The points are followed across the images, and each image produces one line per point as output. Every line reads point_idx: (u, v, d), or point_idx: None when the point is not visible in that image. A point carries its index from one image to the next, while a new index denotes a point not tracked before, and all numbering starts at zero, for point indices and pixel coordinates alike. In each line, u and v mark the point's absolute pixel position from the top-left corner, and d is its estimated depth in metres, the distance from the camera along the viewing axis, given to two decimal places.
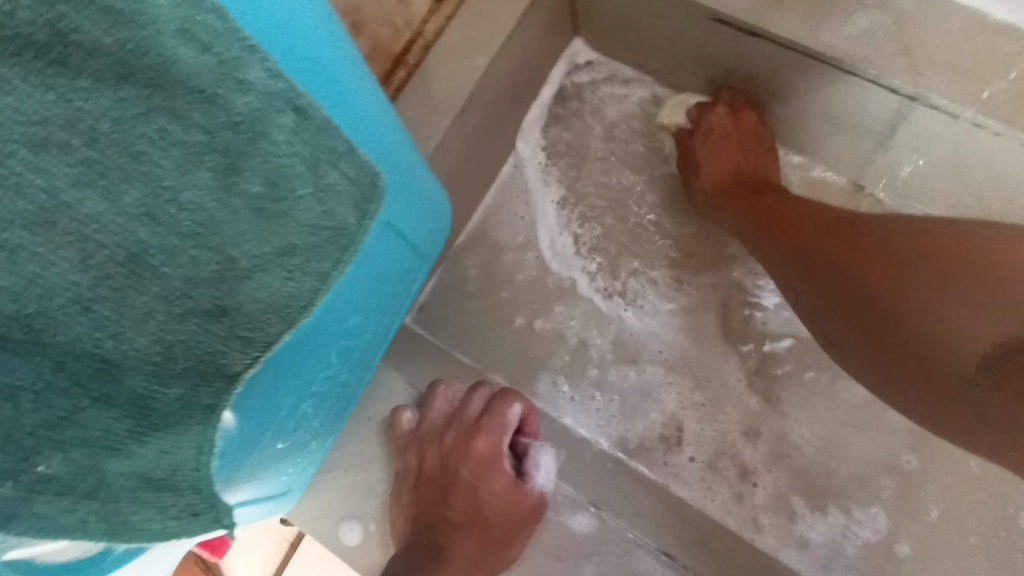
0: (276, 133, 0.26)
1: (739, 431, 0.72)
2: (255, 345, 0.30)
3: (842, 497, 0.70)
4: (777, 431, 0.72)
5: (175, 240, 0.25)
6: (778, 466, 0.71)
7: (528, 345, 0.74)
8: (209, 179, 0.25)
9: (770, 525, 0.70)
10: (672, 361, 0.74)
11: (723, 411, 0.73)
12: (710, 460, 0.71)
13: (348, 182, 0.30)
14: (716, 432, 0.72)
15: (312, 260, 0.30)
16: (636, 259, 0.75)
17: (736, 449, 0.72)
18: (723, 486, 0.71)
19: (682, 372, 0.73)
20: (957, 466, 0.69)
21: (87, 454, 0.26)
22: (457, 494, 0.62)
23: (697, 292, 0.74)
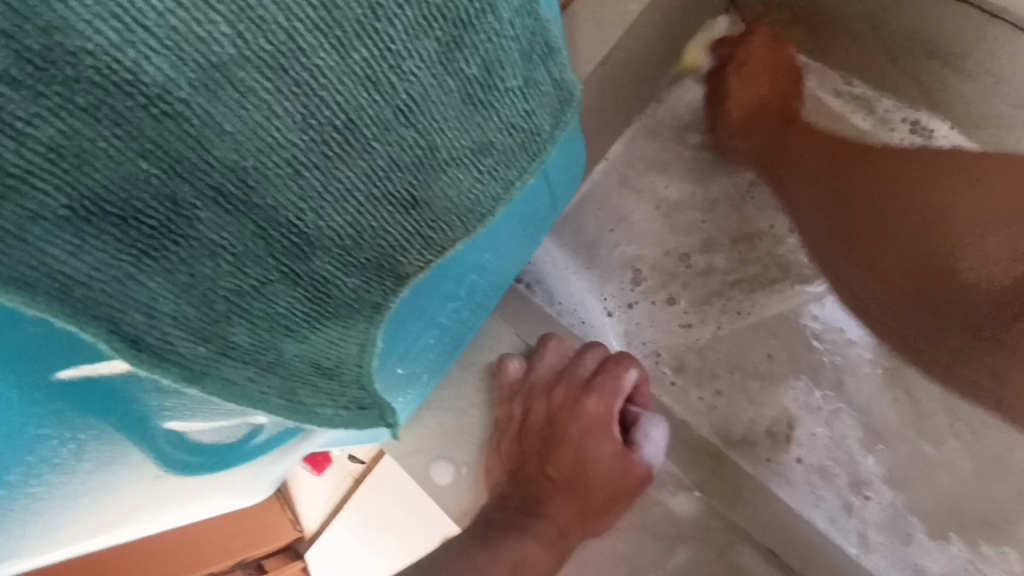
0: (503, 10, 0.24)
1: (858, 438, 0.65)
2: (432, 248, 0.28)
3: (973, 529, 0.62)
4: (908, 446, 0.64)
5: (389, 114, 0.23)
6: (899, 484, 0.64)
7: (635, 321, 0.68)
8: (433, 50, 0.23)
9: (880, 545, 0.63)
10: (795, 356, 0.66)
11: (843, 416, 0.65)
12: (821, 465, 0.65)
13: (553, 83, 0.28)
14: (831, 437, 0.65)
15: (503, 165, 0.28)
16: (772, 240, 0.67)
17: (854, 458, 0.65)
18: (832, 494, 0.64)
19: (805, 366, 0.66)
20: None
21: (270, 329, 0.25)
22: (561, 452, 0.58)
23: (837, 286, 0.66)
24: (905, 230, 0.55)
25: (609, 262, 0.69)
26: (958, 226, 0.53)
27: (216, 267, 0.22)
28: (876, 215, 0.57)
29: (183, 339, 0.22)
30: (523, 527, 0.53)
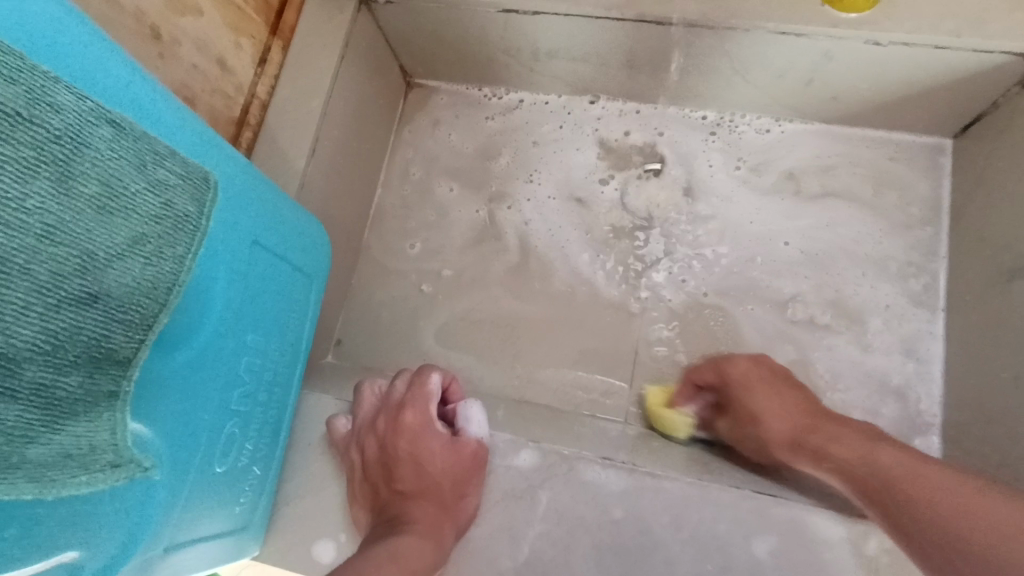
0: (97, 142, 0.33)
1: (696, 232, 0.96)
2: (135, 328, 0.36)
3: (783, 285, 0.92)
4: (724, 219, 0.96)
5: (34, 242, 0.31)
6: (727, 277, 0.93)
7: (573, 178, 1.00)
8: (48, 186, 0.31)
9: (755, 314, 0.91)
10: (642, 170, 0.99)
11: (680, 198, 0.97)
12: (690, 273, 0.94)
13: (179, 177, 0.38)
14: (691, 228, 0.96)
15: (166, 246, 0.37)
16: (597, 113, 1.02)
17: (697, 257, 0.95)
18: (697, 294, 0.93)
19: (632, 178, 0.99)
20: (796, 280, 0.92)
21: (8, 441, 0.30)
22: (401, 466, 0.67)
23: (630, 164, 1.00)
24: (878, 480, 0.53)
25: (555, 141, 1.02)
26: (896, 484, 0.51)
27: None
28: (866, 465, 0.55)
29: None
30: (394, 533, 0.61)
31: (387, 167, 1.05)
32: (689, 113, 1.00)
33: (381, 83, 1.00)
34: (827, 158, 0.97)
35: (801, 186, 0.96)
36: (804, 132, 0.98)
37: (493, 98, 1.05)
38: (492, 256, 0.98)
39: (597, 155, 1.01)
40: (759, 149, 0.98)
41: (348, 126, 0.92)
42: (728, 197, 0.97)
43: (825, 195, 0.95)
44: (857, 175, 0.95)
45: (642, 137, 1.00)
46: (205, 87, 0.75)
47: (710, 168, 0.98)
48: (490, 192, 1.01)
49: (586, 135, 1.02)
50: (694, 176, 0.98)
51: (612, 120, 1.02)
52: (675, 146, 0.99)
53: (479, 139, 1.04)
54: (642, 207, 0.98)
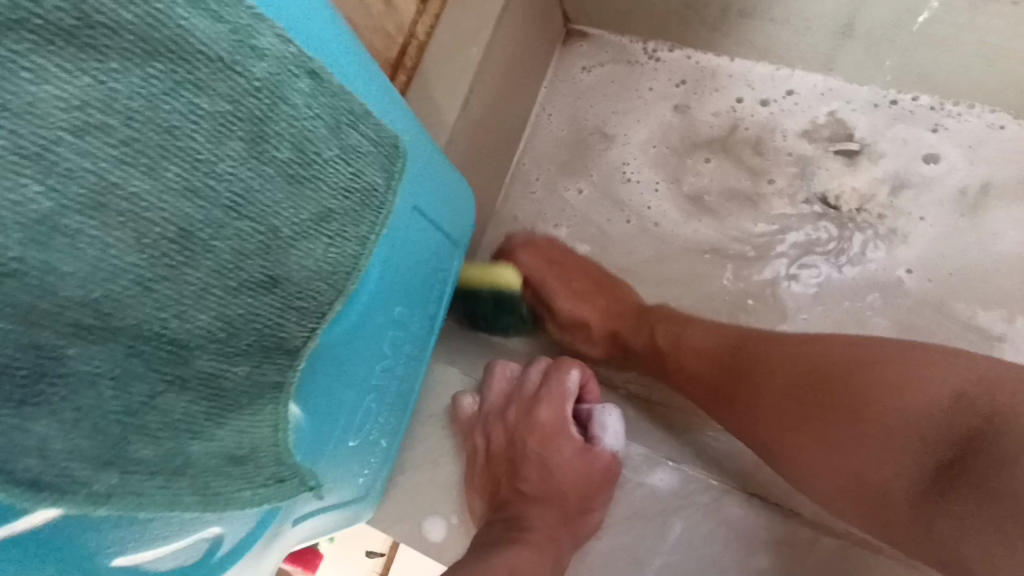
0: (295, 97, 0.27)
1: (881, 239, 0.81)
2: (309, 316, 0.31)
3: (979, 321, 0.78)
4: (920, 231, 0.80)
5: (219, 213, 0.26)
6: (909, 299, 0.80)
7: (743, 159, 0.87)
8: (240, 149, 0.26)
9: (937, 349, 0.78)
10: (829, 159, 0.84)
11: (870, 197, 0.82)
12: (862, 288, 0.81)
13: (372, 143, 0.32)
14: (876, 235, 0.81)
15: (350, 225, 0.31)
16: (783, 86, 0.87)
17: (876, 271, 0.81)
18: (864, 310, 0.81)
19: (813, 167, 0.84)
20: (994, 316, 0.77)
21: (172, 438, 0.27)
22: (527, 466, 0.62)
23: (815, 150, 0.85)
24: (803, 399, 0.52)
25: (723, 112, 0.89)
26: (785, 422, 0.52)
27: (99, 394, 0.24)
28: (733, 382, 0.57)
29: (84, 469, 0.24)
30: (511, 540, 0.57)
31: (531, 123, 0.96)
32: (898, 99, 0.82)
33: (540, 29, 0.89)
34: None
35: None
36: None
37: (659, 58, 0.92)
38: (633, 237, 0.89)
39: (775, 134, 0.86)
40: (984, 149, 0.79)
41: (502, 75, 0.84)
42: (932, 204, 0.80)
43: None
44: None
45: (835, 119, 0.84)
46: (366, 22, 0.69)
47: (916, 166, 0.81)
48: (641, 164, 0.90)
49: (765, 111, 0.87)
50: (895, 174, 0.82)
51: (800, 94, 0.86)
52: (875, 136, 0.83)
53: (637, 100, 0.92)
54: (820, 203, 0.84)
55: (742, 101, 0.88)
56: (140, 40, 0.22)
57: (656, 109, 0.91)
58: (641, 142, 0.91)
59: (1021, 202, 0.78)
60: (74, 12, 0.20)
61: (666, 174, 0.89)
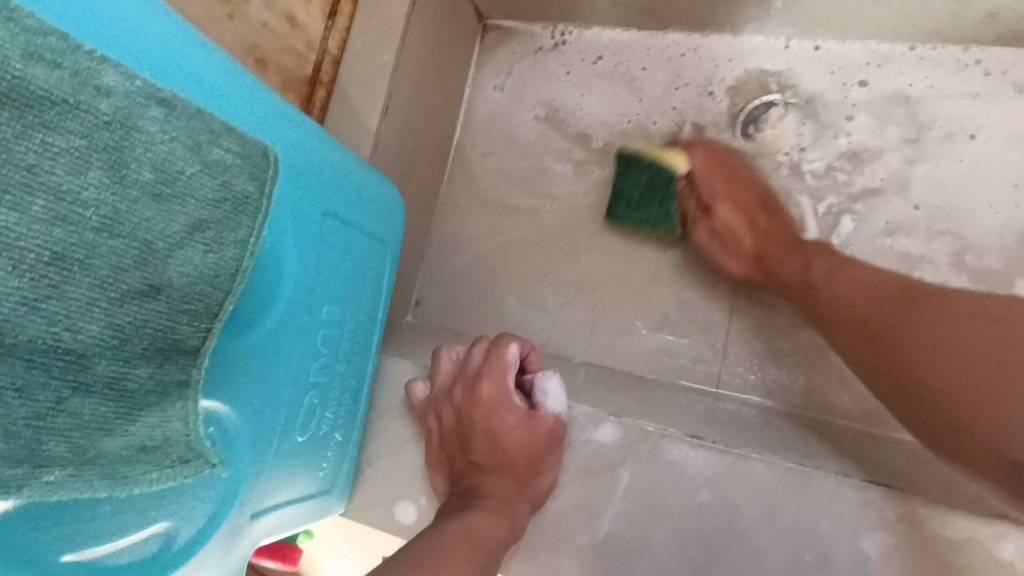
0: (148, 125, 0.31)
1: (813, 183, 0.83)
2: (201, 318, 0.35)
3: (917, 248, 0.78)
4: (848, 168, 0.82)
5: (91, 235, 0.29)
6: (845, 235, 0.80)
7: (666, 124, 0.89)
8: (101, 176, 0.30)
9: None
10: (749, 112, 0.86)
11: (794, 144, 0.84)
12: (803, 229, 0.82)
13: (236, 156, 0.35)
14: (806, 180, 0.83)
15: (225, 231, 0.35)
16: (699, 48, 0.89)
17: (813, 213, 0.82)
18: None
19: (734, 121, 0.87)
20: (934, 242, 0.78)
21: (84, 436, 0.30)
22: (477, 438, 0.66)
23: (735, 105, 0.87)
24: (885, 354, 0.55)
25: (645, 82, 0.91)
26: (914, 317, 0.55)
27: (5, 404, 0.28)
28: (877, 344, 0.57)
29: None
30: (469, 507, 0.61)
31: (462, 119, 1.00)
32: (820, 43, 0.85)
33: (455, 29, 0.93)
34: (979, 94, 0.79)
35: (950, 125, 0.79)
36: (944, 63, 0.80)
37: (569, 41, 0.96)
38: (570, 213, 0.92)
39: (694, 95, 0.89)
40: (893, 82, 0.82)
41: (421, 78, 0.88)
42: (854, 141, 0.82)
43: (981, 138, 0.78)
44: (1011, 116, 0.77)
45: (749, 73, 0.87)
46: (275, 46, 0.73)
47: (830, 108, 0.84)
48: (571, 143, 0.94)
49: (681, 75, 0.90)
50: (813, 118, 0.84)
51: (715, 54, 0.89)
52: (787, 86, 0.85)
53: (559, 83, 0.96)
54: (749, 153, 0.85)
55: (667, 66, 0.91)
56: None
57: (584, 86, 0.94)
58: (569, 121, 0.94)
59: (931, 128, 0.80)
60: None
61: (596, 148, 0.92)
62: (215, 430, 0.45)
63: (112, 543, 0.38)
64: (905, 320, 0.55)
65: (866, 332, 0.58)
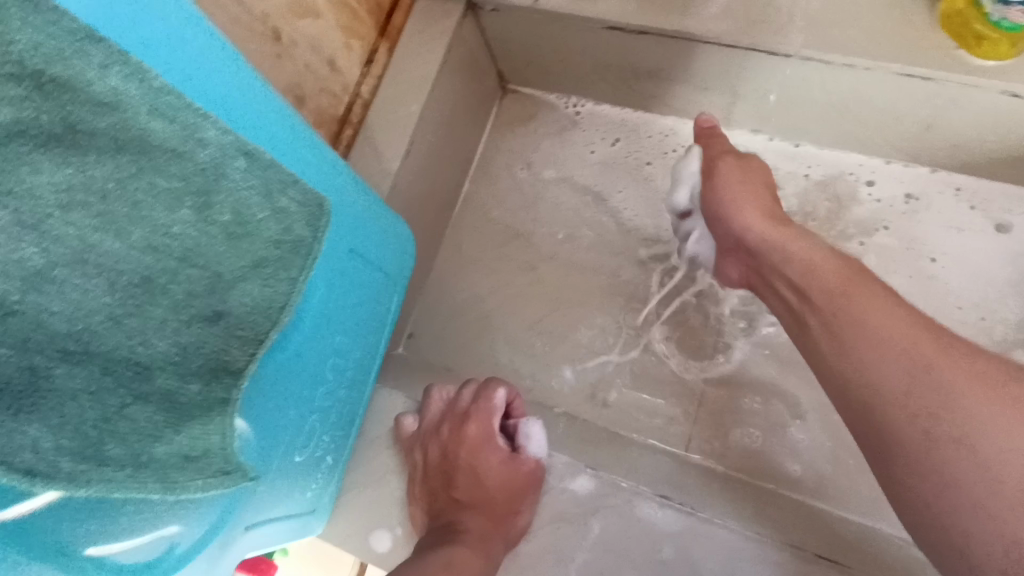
0: (235, 173, 0.36)
1: None
2: (248, 342, 0.39)
3: None
4: None
5: (174, 263, 0.34)
6: None
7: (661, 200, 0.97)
8: (190, 215, 0.34)
9: None
10: None
11: None
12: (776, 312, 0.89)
13: (299, 204, 0.40)
14: None
15: (281, 270, 0.40)
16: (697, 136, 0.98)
17: None
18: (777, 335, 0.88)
19: None
20: None
21: (138, 441, 0.33)
22: (461, 475, 0.69)
23: None
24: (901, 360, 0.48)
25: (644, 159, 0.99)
26: (986, 418, 0.44)
27: (79, 405, 0.31)
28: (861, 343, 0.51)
29: (68, 462, 0.30)
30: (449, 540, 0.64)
31: (473, 170, 1.06)
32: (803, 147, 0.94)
33: (477, 88, 1.00)
34: (935, 212, 0.88)
35: (909, 237, 0.88)
36: (910, 177, 0.90)
37: (580, 113, 1.04)
38: (564, 269, 0.98)
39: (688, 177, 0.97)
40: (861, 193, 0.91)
41: (441, 129, 0.94)
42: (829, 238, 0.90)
43: (933, 253, 0.87)
44: (957, 235, 0.87)
45: None
46: (315, 86, 0.78)
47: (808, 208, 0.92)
48: (571, 205, 1.00)
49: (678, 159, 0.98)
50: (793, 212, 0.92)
51: None
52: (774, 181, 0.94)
53: (566, 149, 1.03)
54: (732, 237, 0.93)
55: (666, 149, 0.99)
56: (113, 140, 0.30)
57: (587, 157, 1.02)
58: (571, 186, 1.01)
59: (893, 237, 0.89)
60: (63, 124, 0.29)
61: (592, 214, 0.99)
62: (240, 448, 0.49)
63: (126, 545, 0.41)
64: (983, 425, 0.44)
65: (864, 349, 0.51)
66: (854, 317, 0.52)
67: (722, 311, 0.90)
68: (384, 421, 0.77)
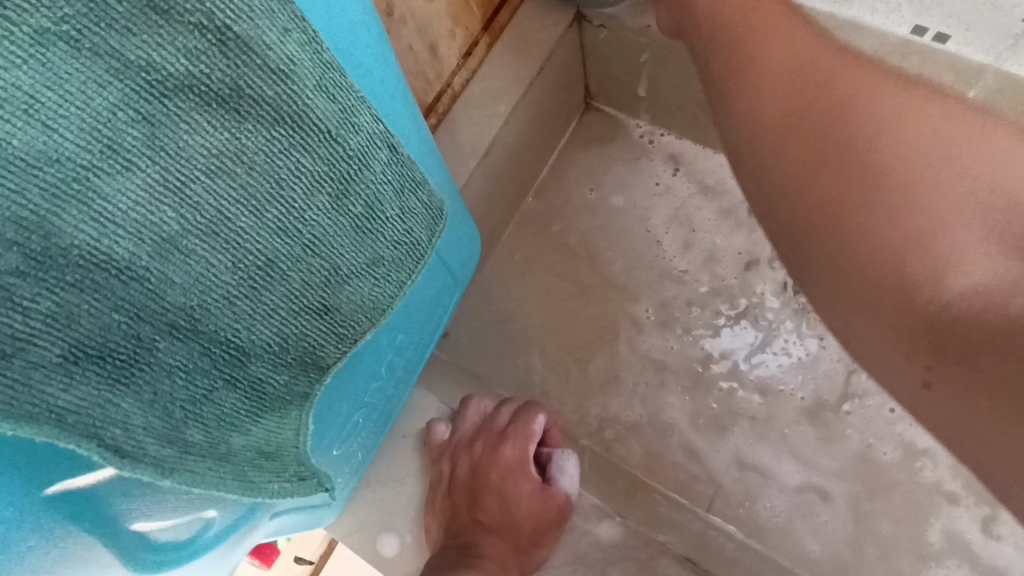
0: (376, 165, 0.33)
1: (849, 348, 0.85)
2: (345, 341, 0.36)
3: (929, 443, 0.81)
4: None
5: (299, 250, 0.31)
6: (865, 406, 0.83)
7: (728, 248, 0.93)
8: (326, 202, 0.32)
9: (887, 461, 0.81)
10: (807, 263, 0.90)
11: None
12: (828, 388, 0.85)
13: (425, 206, 0.37)
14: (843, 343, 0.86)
15: (394, 271, 0.37)
16: None
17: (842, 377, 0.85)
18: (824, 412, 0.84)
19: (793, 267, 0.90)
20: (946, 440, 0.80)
21: (219, 427, 0.31)
22: (486, 497, 0.67)
23: None
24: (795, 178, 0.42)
25: (717, 203, 0.95)
26: (924, 162, 0.37)
27: (173, 383, 0.29)
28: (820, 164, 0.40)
29: (154, 445, 0.28)
30: (466, 564, 0.62)
31: (541, 179, 1.02)
32: None
33: (563, 99, 0.97)
34: None
35: None
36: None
37: (656, 141, 1.00)
38: (615, 298, 0.94)
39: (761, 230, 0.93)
40: None
41: (522, 134, 0.91)
42: None
43: None
44: None
45: None
46: (412, 69, 0.75)
47: None
48: (635, 235, 0.96)
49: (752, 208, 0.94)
50: None
51: None
52: None
53: (639, 176, 0.99)
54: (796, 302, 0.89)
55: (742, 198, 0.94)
56: (274, 111, 0.28)
57: (658, 189, 0.98)
58: (638, 215, 0.97)
59: None
60: (230, 86, 0.26)
61: (654, 248, 0.95)
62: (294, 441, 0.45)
63: (166, 524, 0.38)
64: (894, 112, 0.38)
65: (811, 198, 0.41)
66: (746, 68, 0.45)
67: (770, 376, 0.86)
68: (415, 422, 0.74)
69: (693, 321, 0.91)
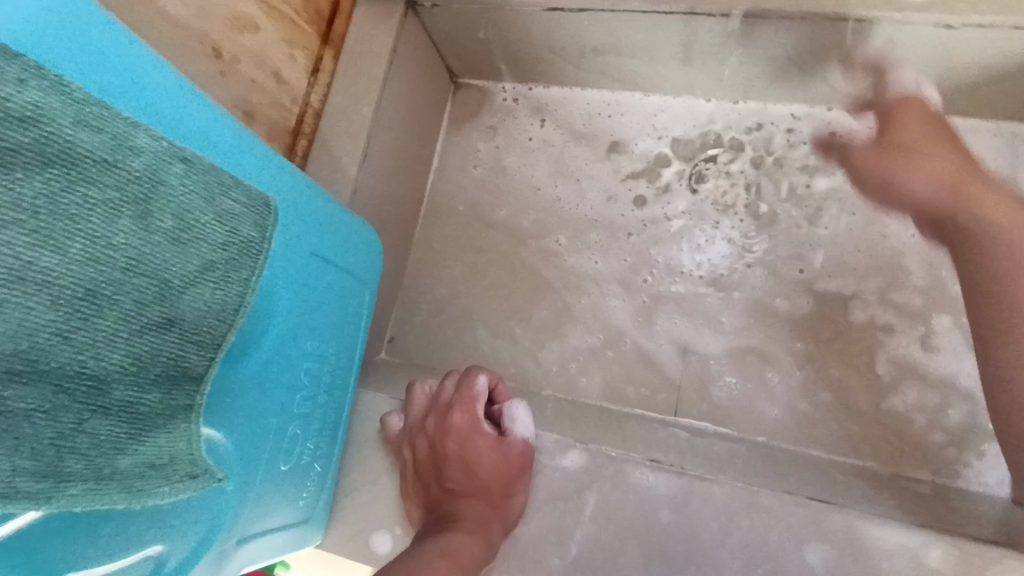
0: (172, 179, 0.36)
1: (753, 226, 0.89)
2: (207, 347, 0.39)
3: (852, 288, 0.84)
4: (786, 211, 0.88)
5: (119, 273, 0.34)
6: (786, 273, 0.86)
7: (620, 172, 0.96)
8: (130, 224, 0.34)
9: (819, 318, 0.83)
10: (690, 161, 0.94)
11: (732, 190, 0.91)
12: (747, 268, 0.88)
13: (243, 205, 0.40)
14: (749, 223, 0.89)
15: (232, 271, 0.40)
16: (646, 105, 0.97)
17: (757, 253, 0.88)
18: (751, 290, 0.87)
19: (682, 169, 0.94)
20: (865, 278, 0.84)
21: (100, 454, 0.34)
22: (450, 465, 0.70)
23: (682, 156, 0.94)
24: None
25: (595, 136, 0.99)
26: None
27: (34, 425, 0.31)
28: None
29: (26, 481, 0.30)
30: (445, 529, 0.64)
31: (435, 167, 1.06)
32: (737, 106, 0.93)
33: (427, 85, 1.00)
34: None
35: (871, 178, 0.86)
36: (857, 121, 0.88)
37: (518, 98, 1.04)
38: (535, 252, 0.97)
39: (643, 147, 0.96)
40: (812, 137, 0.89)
41: (396, 130, 0.94)
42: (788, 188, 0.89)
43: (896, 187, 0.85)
44: None
45: (682, 127, 0.95)
46: (264, 100, 0.79)
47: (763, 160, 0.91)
48: (534, 190, 1.00)
49: (620, 132, 0.98)
50: (752, 165, 0.91)
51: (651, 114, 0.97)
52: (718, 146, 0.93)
53: (521, 135, 1.02)
54: (694, 201, 0.92)
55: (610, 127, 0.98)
56: (39, 155, 0.30)
57: (538, 141, 1.01)
58: (531, 171, 1.00)
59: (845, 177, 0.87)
60: None
61: (554, 195, 0.98)
62: (213, 457, 0.49)
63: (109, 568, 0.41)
64: None
65: None
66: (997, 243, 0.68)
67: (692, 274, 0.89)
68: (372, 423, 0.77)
69: (609, 250, 0.93)
